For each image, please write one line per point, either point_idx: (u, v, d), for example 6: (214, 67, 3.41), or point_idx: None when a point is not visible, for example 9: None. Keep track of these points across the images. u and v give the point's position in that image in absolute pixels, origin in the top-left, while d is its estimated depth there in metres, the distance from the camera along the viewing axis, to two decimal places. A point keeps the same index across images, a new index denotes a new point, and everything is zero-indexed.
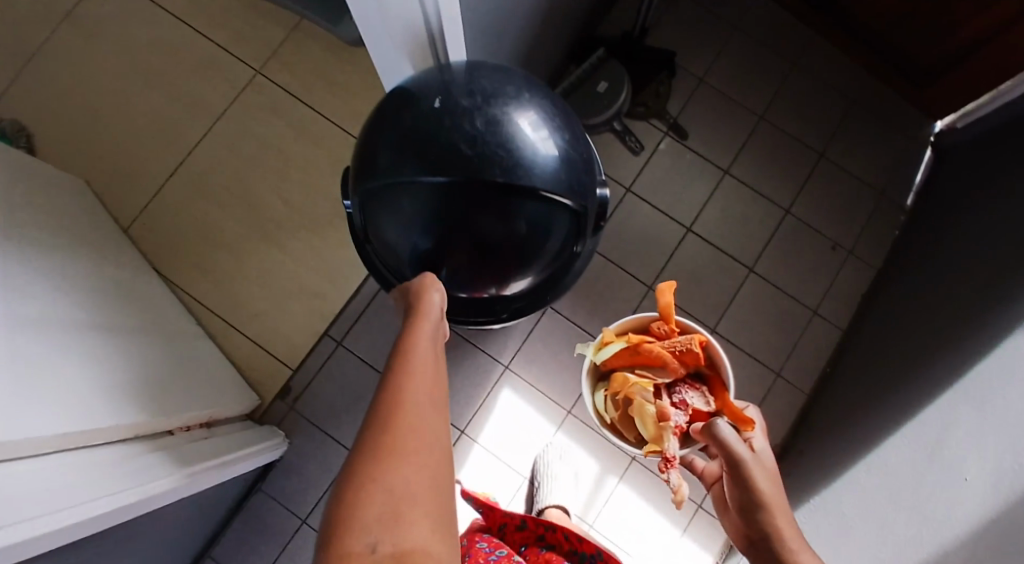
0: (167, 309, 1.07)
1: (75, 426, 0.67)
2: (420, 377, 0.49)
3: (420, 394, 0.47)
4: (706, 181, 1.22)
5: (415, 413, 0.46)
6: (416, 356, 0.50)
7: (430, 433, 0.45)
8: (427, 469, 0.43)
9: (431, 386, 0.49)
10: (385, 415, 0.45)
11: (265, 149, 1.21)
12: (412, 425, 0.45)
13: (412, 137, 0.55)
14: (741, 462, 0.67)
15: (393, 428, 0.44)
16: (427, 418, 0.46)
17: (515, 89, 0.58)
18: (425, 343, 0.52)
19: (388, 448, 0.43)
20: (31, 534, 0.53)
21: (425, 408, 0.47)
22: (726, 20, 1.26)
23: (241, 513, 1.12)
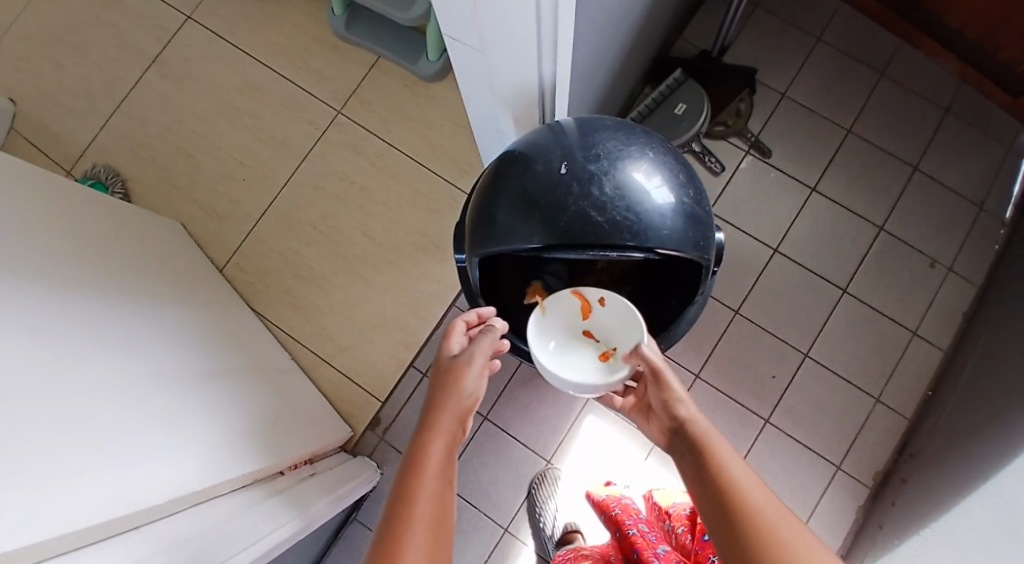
0: (263, 345, 1.11)
1: (203, 481, 0.70)
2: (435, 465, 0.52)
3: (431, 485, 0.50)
4: (792, 200, 1.19)
5: (420, 502, 0.49)
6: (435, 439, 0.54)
7: (435, 526, 0.48)
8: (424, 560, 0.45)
9: (440, 478, 0.52)
10: (397, 503, 0.49)
11: (349, 186, 1.24)
12: (417, 514, 0.48)
13: (538, 202, 0.56)
14: (662, 369, 0.62)
15: (401, 518, 0.47)
16: (433, 508, 0.49)
17: (636, 149, 0.59)
18: (448, 419, 0.56)
19: (392, 538, 0.46)
20: None
21: (433, 501, 0.49)
22: (805, 33, 1.23)
23: (339, 543, 1.13)
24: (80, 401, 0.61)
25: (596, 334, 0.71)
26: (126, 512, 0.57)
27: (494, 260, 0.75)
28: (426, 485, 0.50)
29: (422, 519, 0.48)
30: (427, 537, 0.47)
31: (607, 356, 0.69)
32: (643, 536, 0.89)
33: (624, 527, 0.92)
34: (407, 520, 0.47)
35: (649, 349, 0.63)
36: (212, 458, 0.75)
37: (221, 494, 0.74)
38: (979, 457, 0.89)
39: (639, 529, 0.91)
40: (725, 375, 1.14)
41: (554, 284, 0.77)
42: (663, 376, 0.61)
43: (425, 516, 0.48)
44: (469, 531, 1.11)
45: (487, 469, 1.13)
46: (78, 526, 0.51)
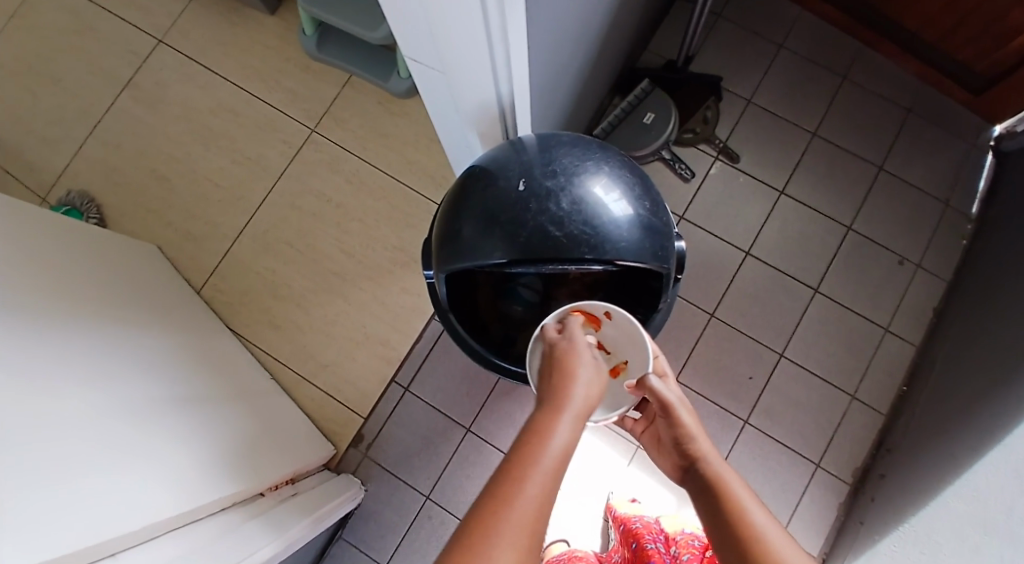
0: (242, 366, 1.11)
1: (179, 508, 0.70)
2: (553, 449, 0.47)
3: (545, 468, 0.46)
4: (762, 203, 1.21)
5: (530, 485, 0.45)
6: (554, 423, 0.49)
7: (541, 516, 0.44)
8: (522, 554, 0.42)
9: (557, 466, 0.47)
10: (505, 481, 0.45)
11: (325, 204, 1.25)
12: (526, 497, 0.44)
13: (497, 218, 0.57)
14: (673, 405, 0.61)
15: (503, 495, 0.44)
16: (540, 496, 0.45)
17: (594, 164, 0.60)
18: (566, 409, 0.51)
19: (489, 523, 0.42)
20: None
21: (545, 486, 0.45)
22: (768, 40, 1.26)
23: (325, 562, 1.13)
24: (54, 433, 0.62)
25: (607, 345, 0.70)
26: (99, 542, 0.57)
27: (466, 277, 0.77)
28: (537, 469, 0.46)
29: (529, 504, 0.44)
30: (529, 527, 0.43)
31: (618, 371, 0.68)
32: (661, 553, 0.93)
33: (643, 541, 0.95)
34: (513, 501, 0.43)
35: (657, 383, 0.61)
36: (189, 485, 0.75)
37: (200, 519, 0.74)
38: (952, 452, 0.91)
39: (658, 546, 0.94)
40: (703, 378, 1.15)
41: (524, 296, 0.79)
42: (674, 410, 0.61)
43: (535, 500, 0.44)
44: None
45: (471, 481, 1.14)
46: (49, 557, 0.51)
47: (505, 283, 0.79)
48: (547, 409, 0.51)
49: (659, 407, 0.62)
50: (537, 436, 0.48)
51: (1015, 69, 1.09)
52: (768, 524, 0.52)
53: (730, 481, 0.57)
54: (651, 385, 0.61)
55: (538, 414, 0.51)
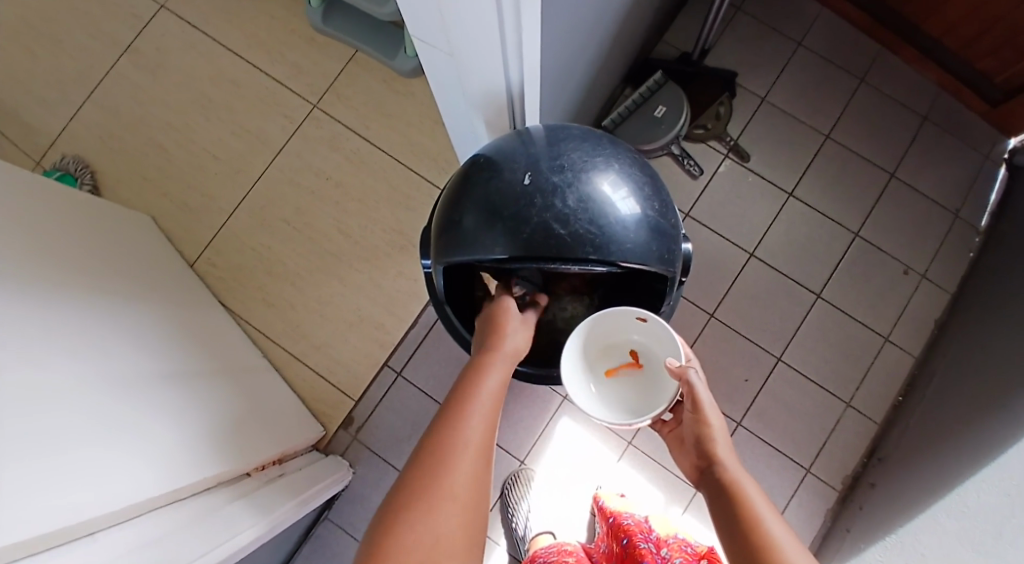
0: (233, 342, 1.10)
1: (163, 487, 0.68)
2: (485, 396, 0.56)
3: (479, 415, 0.54)
4: (770, 204, 1.19)
5: (467, 428, 0.52)
6: (487, 373, 0.58)
7: (479, 452, 0.51)
8: (467, 485, 0.49)
9: (491, 411, 0.55)
10: (443, 428, 0.52)
11: (325, 181, 1.22)
12: (463, 439, 0.51)
13: (500, 212, 0.55)
14: (701, 401, 0.62)
15: (449, 434, 0.51)
16: (479, 437, 0.52)
17: (604, 160, 0.58)
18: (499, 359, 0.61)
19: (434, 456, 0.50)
20: None
21: (479, 428, 0.53)
22: (788, 37, 1.23)
23: (309, 542, 1.12)
24: (35, 408, 0.60)
25: (640, 357, 0.72)
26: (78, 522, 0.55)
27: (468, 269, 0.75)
28: (473, 415, 0.54)
29: (467, 445, 0.51)
30: (471, 463, 0.50)
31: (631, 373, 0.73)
32: (652, 552, 0.91)
33: (634, 539, 0.93)
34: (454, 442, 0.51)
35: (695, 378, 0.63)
36: (170, 464, 0.73)
37: (183, 499, 0.73)
38: (943, 469, 0.90)
39: (649, 546, 0.92)
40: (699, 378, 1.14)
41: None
42: (703, 409, 0.62)
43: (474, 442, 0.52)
44: None
45: None
46: (24, 536, 0.49)
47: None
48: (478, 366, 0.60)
49: (690, 402, 0.63)
50: (473, 384, 0.57)
51: None
52: (780, 532, 0.51)
53: (744, 483, 0.56)
54: (688, 378, 0.63)
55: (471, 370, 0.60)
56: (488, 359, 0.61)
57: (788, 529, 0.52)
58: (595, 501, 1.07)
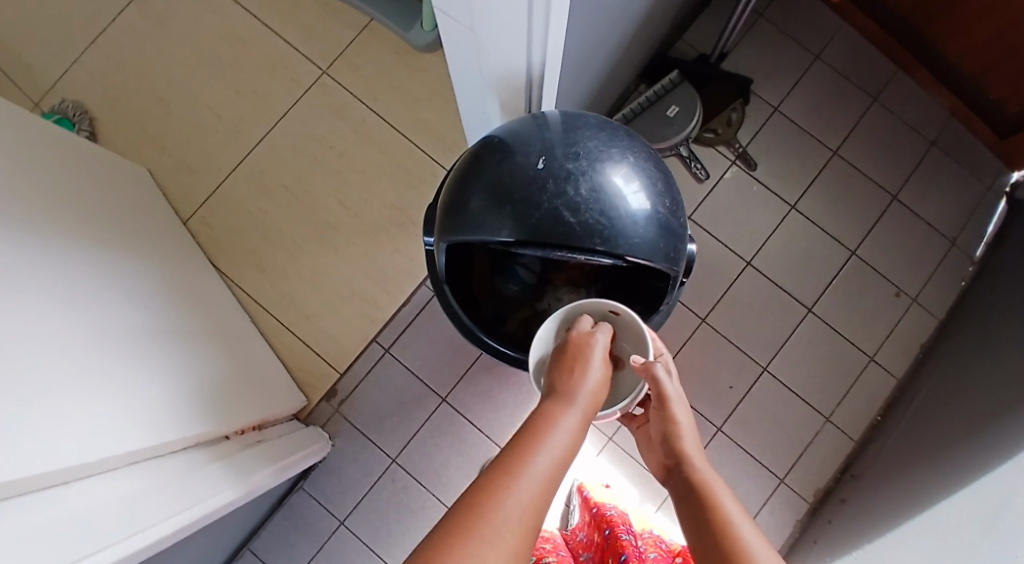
0: (222, 304, 1.08)
1: (143, 442, 0.67)
2: (551, 448, 0.48)
3: (540, 473, 0.46)
4: (772, 214, 1.19)
5: (533, 465, 0.46)
6: (562, 409, 0.52)
7: (541, 497, 0.45)
8: (513, 552, 0.42)
9: (554, 469, 0.48)
10: (496, 477, 0.45)
11: (328, 150, 1.21)
12: (516, 496, 0.44)
13: (511, 195, 0.55)
14: (669, 396, 0.60)
15: (512, 471, 0.45)
16: (545, 481, 0.46)
17: (619, 152, 0.58)
18: (578, 395, 0.53)
19: (491, 490, 0.44)
20: None
21: (538, 486, 0.45)
22: (805, 48, 1.22)
23: (283, 509, 1.12)
24: (19, 351, 0.58)
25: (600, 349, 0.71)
26: (57, 470, 0.54)
27: (465, 250, 0.75)
28: (542, 453, 0.48)
29: (519, 505, 0.44)
30: (520, 527, 0.43)
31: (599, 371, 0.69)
32: (632, 545, 0.91)
33: (616, 530, 0.93)
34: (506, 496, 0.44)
35: (662, 373, 0.59)
36: (152, 420, 0.72)
37: (162, 455, 0.72)
38: (917, 490, 0.91)
39: (631, 538, 0.92)
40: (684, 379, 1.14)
41: (518, 277, 0.76)
42: (670, 406, 0.60)
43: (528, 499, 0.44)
44: (415, 510, 1.12)
45: (440, 451, 1.13)
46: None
47: (502, 262, 0.76)
48: (550, 406, 0.52)
49: (656, 397, 0.61)
50: (546, 420, 0.51)
51: None
52: (750, 534, 0.51)
53: (714, 484, 0.56)
54: (654, 374, 0.59)
55: (543, 409, 0.52)
56: (566, 391, 0.54)
57: (759, 532, 0.52)
58: (577, 489, 1.08)
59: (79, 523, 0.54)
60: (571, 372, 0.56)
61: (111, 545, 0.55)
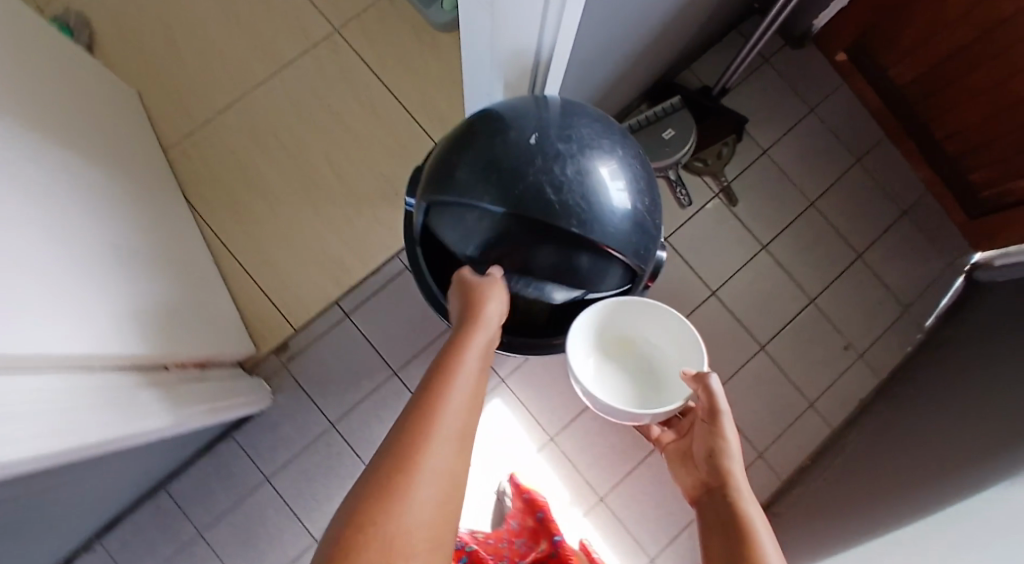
0: (187, 237, 1.07)
1: (79, 350, 0.65)
2: (464, 383, 0.48)
3: (456, 414, 0.46)
4: (743, 250, 1.22)
5: (448, 408, 0.46)
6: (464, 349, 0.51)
7: (464, 438, 0.45)
8: (441, 499, 0.41)
9: (471, 401, 0.48)
10: (412, 421, 0.44)
11: (324, 106, 1.20)
12: (436, 444, 0.43)
13: (500, 164, 0.56)
14: (720, 411, 0.61)
15: (430, 416, 0.45)
16: (463, 421, 0.46)
17: (610, 144, 0.60)
18: (477, 340, 0.53)
19: (411, 437, 0.43)
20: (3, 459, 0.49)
21: (458, 427, 0.45)
22: (802, 100, 1.27)
23: (209, 455, 1.10)
24: None
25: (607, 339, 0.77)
26: None
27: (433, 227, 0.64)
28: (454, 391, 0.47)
29: (442, 454, 0.43)
30: (446, 474, 0.42)
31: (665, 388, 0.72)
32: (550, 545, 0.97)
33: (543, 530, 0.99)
34: (438, 446, 0.43)
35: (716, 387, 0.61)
36: (92, 332, 0.70)
37: (95, 369, 0.70)
38: (828, 535, 0.93)
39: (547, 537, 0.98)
40: None
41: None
42: (720, 421, 0.61)
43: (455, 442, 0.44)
44: (344, 478, 1.11)
45: (381, 423, 1.13)
46: None
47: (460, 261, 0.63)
48: (458, 343, 0.52)
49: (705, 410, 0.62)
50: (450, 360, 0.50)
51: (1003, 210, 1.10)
52: None
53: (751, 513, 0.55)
54: (709, 387, 0.61)
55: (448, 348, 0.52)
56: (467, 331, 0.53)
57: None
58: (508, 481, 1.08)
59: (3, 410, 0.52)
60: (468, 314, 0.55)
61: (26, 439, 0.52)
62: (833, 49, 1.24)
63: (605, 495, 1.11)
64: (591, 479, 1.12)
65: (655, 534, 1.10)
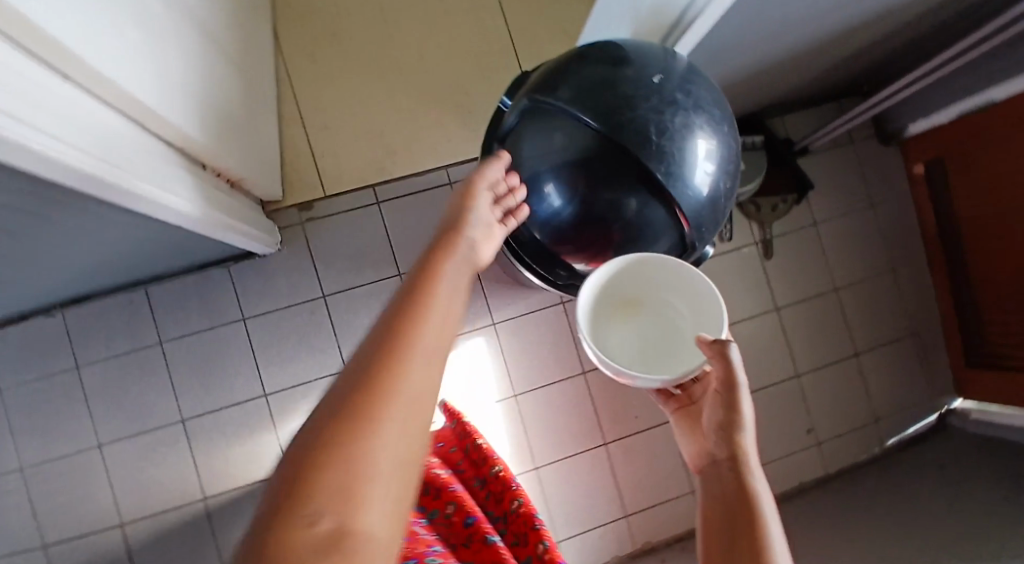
0: (262, 63, 1.08)
1: (160, 108, 0.66)
2: (445, 292, 0.47)
3: (434, 322, 0.43)
4: (756, 303, 1.25)
5: (427, 315, 0.43)
6: (444, 261, 0.50)
7: (441, 345, 0.43)
8: (418, 406, 0.39)
9: (451, 309, 0.46)
10: (385, 326, 0.42)
11: (436, 2, 1.21)
12: (413, 354, 0.40)
13: (617, 91, 0.58)
14: (738, 385, 0.60)
15: (406, 320, 0.42)
16: (443, 328, 0.44)
17: (721, 116, 0.62)
18: (457, 257, 0.51)
19: (384, 344, 0.40)
20: (72, 162, 0.51)
21: (437, 333, 0.43)
22: (866, 193, 1.30)
23: (197, 275, 1.11)
24: None
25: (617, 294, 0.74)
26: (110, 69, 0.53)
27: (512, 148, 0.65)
28: (432, 298, 0.45)
29: (417, 366, 0.40)
30: (424, 381, 0.40)
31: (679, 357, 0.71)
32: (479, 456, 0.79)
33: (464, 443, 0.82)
34: (403, 371, 0.39)
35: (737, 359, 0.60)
36: (177, 99, 0.70)
37: (156, 131, 0.71)
38: None
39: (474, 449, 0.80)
40: (607, 388, 1.17)
41: (545, 209, 0.65)
42: (738, 396, 0.60)
43: (423, 361, 0.41)
44: (314, 348, 1.12)
45: (367, 313, 1.14)
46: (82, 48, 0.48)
47: (528, 183, 0.64)
48: (438, 257, 0.50)
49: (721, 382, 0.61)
50: (429, 270, 0.48)
51: (1000, 369, 1.13)
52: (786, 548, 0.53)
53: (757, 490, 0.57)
54: (729, 359, 0.59)
55: (429, 260, 0.50)
56: (450, 246, 0.52)
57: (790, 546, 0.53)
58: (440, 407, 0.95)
59: (86, 123, 0.53)
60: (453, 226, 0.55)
61: (93, 154, 0.54)
62: (914, 158, 1.24)
63: (541, 466, 1.14)
64: (534, 446, 1.14)
65: (570, 520, 1.13)
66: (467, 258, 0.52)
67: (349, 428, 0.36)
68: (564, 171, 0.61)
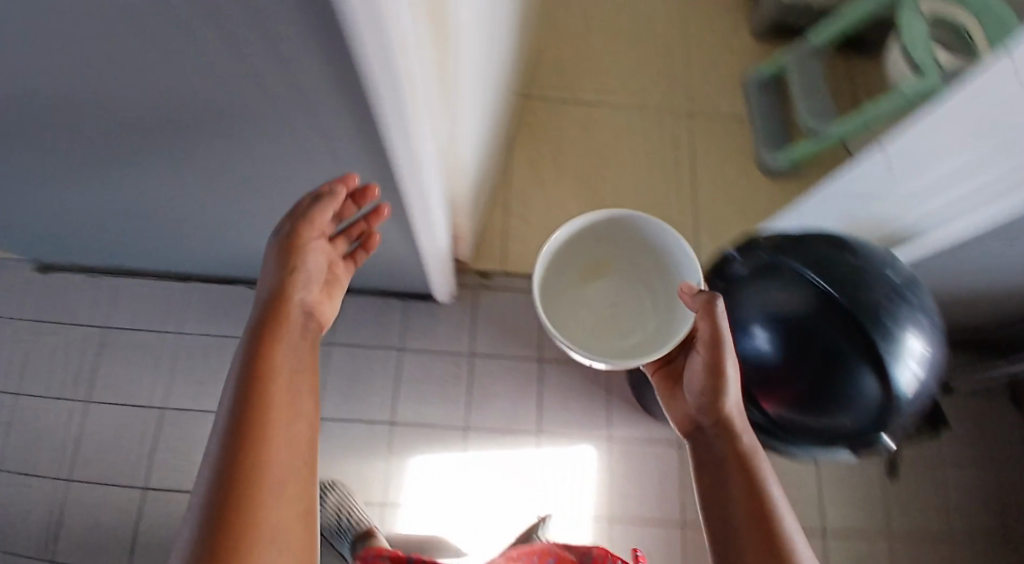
0: (499, 155, 1.29)
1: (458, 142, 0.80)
2: (278, 382, 0.58)
3: (246, 426, 0.54)
4: (862, 518, 1.25)
5: (259, 412, 0.56)
6: (268, 349, 0.59)
7: (265, 446, 0.54)
8: (304, 464, 0.57)
9: (288, 398, 0.58)
10: (247, 422, 0.55)
11: (644, 153, 1.42)
12: (279, 434, 0.56)
13: (858, 272, 0.70)
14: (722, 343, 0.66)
15: (253, 414, 0.55)
16: (258, 429, 0.55)
17: (929, 322, 0.73)
18: (283, 355, 0.60)
19: (266, 428, 0.55)
20: (416, 155, 0.64)
21: (260, 441, 0.54)
22: (999, 451, 1.29)
23: (382, 299, 1.27)
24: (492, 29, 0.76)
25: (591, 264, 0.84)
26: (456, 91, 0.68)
27: (725, 292, 0.76)
28: (255, 401, 0.56)
29: (271, 454, 0.54)
30: (264, 476, 0.53)
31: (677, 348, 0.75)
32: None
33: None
34: (268, 457, 0.54)
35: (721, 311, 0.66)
36: (465, 149, 0.86)
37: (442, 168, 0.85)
38: None
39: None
40: (698, 546, 1.16)
41: (747, 348, 0.74)
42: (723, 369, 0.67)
43: (285, 425, 0.57)
44: (446, 400, 1.21)
45: (503, 386, 1.22)
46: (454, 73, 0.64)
47: (735, 323, 0.75)
48: (275, 335, 0.60)
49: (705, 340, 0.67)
50: (261, 372, 0.57)
51: None
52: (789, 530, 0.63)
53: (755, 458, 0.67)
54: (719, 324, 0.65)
55: (273, 343, 0.60)
56: (280, 323, 0.62)
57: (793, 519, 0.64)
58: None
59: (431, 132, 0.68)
60: (275, 301, 0.63)
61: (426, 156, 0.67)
62: None
63: None
64: None
65: None
66: (301, 331, 0.64)
67: (230, 520, 0.50)
68: (774, 319, 0.72)
